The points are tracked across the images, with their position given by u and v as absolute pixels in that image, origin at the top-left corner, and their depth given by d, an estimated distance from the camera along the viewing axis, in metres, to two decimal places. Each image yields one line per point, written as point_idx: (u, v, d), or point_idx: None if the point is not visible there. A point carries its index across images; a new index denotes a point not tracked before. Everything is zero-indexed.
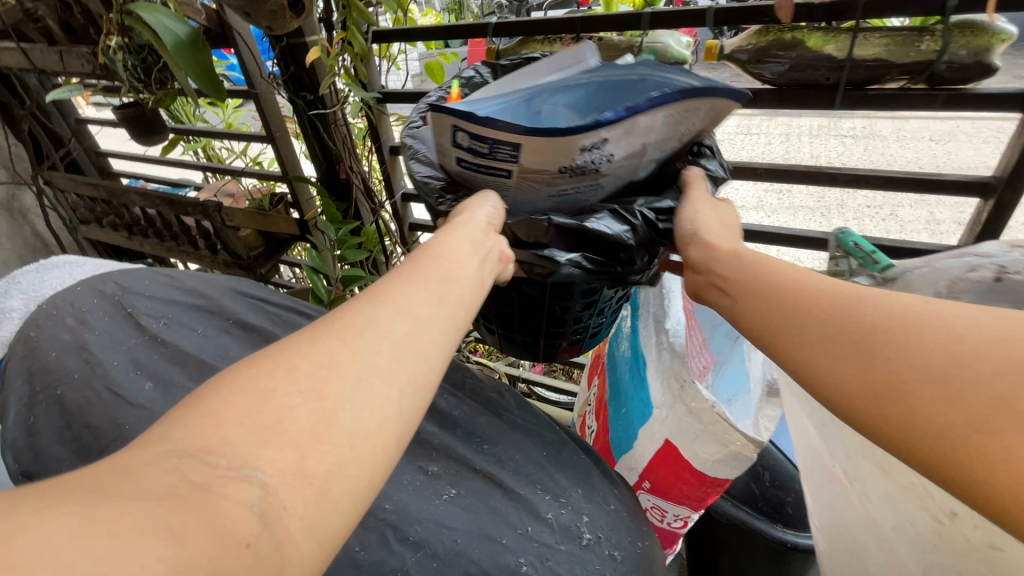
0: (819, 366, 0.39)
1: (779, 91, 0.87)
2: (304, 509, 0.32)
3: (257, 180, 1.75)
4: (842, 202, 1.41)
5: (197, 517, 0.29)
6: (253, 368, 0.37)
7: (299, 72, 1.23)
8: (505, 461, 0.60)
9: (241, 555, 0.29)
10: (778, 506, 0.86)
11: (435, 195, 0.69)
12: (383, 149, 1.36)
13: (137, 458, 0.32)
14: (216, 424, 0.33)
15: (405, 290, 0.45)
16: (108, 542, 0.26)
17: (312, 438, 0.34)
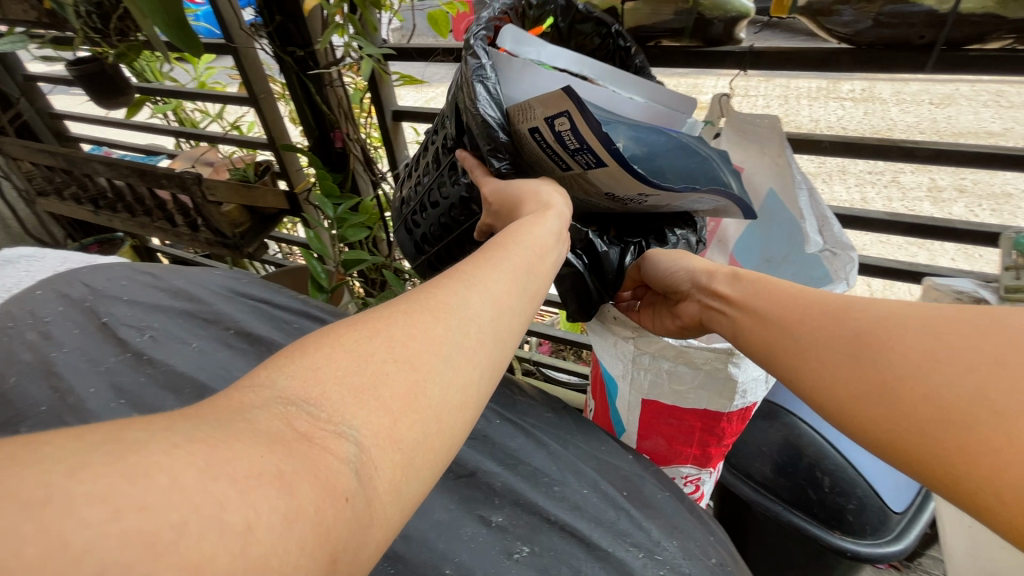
0: (837, 379, 0.47)
1: (858, 52, 0.75)
2: (391, 471, 0.30)
3: (238, 147, 1.59)
4: (843, 167, 1.26)
5: (304, 465, 0.27)
6: (356, 329, 0.34)
7: (286, 23, 1.07)
8: (585, 507, 0.46)
9: (341, 509, 0.27)
10: (837, 514, 0.79)
11: (487, 141, 0.57)
12: (386, 113, 1.23)
13: (246, 402, 0.29)
14: (318, 373, 0.31)
15: (491, 268, 0.43)
16: (229, 488, 0.24)
17: (404, 406, 0.32)
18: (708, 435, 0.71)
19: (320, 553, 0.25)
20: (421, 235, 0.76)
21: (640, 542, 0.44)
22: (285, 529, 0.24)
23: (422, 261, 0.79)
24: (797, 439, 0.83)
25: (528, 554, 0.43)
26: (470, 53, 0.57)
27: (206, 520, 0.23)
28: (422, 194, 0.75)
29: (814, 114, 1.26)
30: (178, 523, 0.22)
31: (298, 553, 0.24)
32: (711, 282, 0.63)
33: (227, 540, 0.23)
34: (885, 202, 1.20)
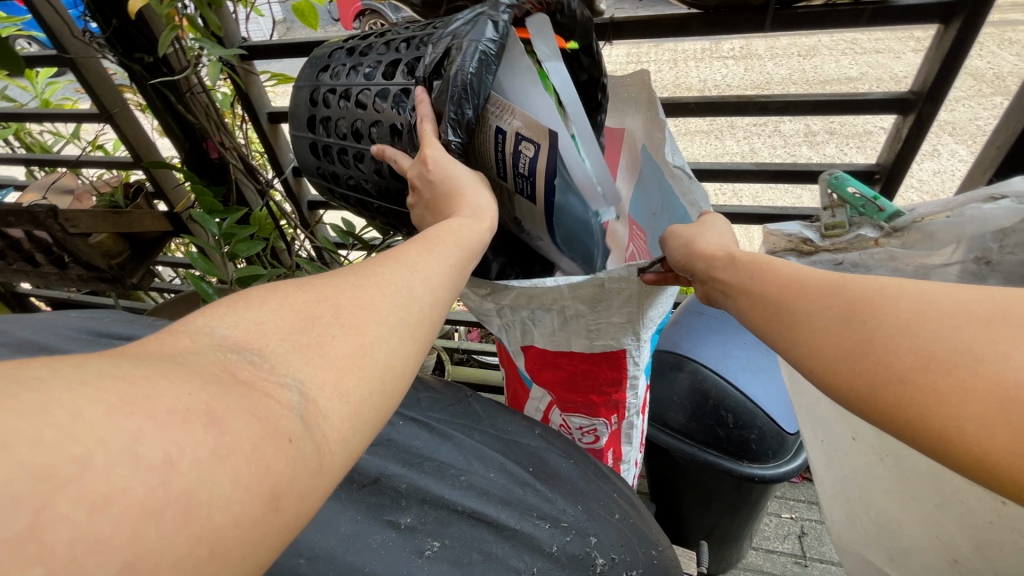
0: (829, 353, 0.36)
1: (707, 16, 0.79)
2: (338, 421, 0.29)
3: (103, 168, 1.43)
4: (733, 122, 1.38)
5: (239, 404, 0.26)
6: (305, 296, 0.33)
7: (125, 27, 0.96)
8: (490, 489, 0.47)
9: (284, 448, 0.26)
10: (742, 445, 0.86)
11: (456, 107, 0.49)
12: (259, 117, 1.14)
13: (184, 347, 0.29)
14: (263, 330, 0.31)
15: (431, 251, 0.42)
16: (148, 423, 0.22)
17: (349, 364, 0.31)
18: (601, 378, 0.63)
19: (259, 491, 0.24)
20: (325, 119, 0.65)
21: (546, 513, 0.46)
22: (214, 465, 0.23)
23: (308, 141, 0.68)
24: (702, 384, 0.89)
25: (439, 549, 0.43)
26: (485, 20, 0.49)
27: (117, 454, 0.21)
28: (338, 82, 0.63)
29: (702, 76, 1.38)
30: (83, 457, 0.20)
31: (233, 489, 0.23)
32: (710, 266, 0.48)
33: (144, 474, 0.21)
34: (770, 149, 1.32)
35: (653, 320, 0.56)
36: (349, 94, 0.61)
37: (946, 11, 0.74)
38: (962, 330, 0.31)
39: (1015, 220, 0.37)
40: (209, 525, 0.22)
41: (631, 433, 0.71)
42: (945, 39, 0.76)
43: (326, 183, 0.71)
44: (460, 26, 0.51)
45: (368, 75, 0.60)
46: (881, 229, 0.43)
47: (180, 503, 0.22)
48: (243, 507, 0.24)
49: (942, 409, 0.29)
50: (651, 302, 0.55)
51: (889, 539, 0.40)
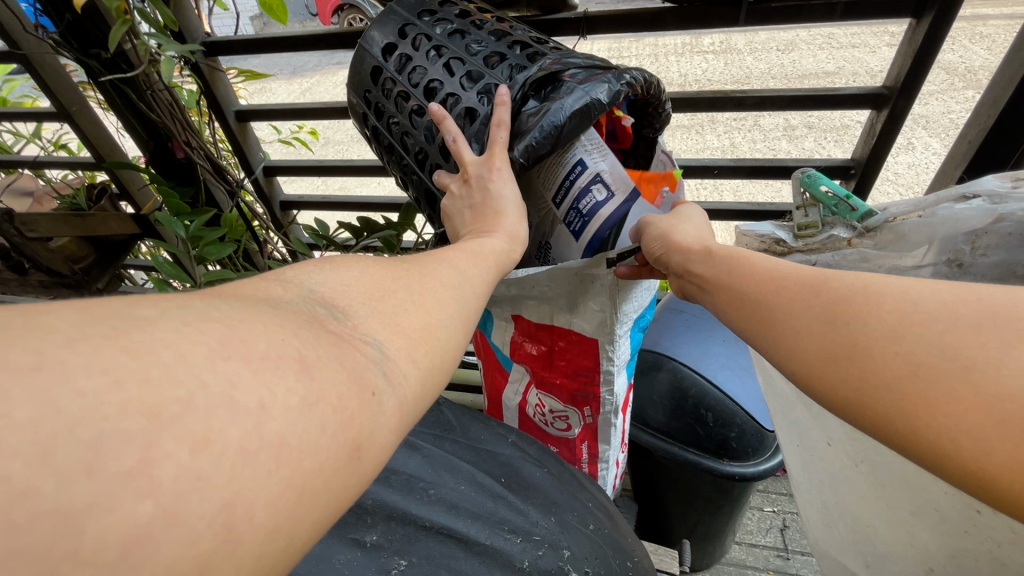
0: (812, 351, 0.34)
1: (682, 10, 0.78)
2: (419, 383, 0.29)
3: (65, 169, 1.38)
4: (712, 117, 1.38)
5: (330, 357, 0.25)
6: (376, 268, 0.33)
7: (79, 21, 0.92)
8: (462, 503, 0.46)
9: (370, 402, 0.26)
10: (723, 443, 0.86)
11: (541, 132, 0.49)
12: (227, 116, 1.10)
13: (278, 296, 0.29)
14: (347, 290, 0.31)
15: (470, 252, 0.41)
16: (242, 367, 0.22)
17: (420, 337, 0.30)
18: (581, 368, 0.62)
19: (344, 438, 0.24)
20: (406, 56, 0.59)
21: (519, 526, 0.44)
22: (304, 411, 0.23)
23: (363, 58, 0.62)
24: (681, 383, 0.88)
25: (406, 568, 0.41)
26: (606, 83, 0.50)
27: (214, 397, 0.21)
28: (427, 29, 0.59)
29: (681, 71, 1.38)
30: (183, 398, 0.20)
31: (320, 436, 0.23)
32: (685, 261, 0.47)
33: (239, 416, 0.21)
34: (749, 143, 1.32)
35: (629, 313, 0.58)
36: (430, 47, 0.58)
37: (917, 6, 0.73)
38: (953, 331, 0.29)
39: (987, 221, 0.36)
40: (301, 469, 0.22)
41: (608, 428, 0.69)
42: (916, 33, 0.75)
43: (360, 109, 0.66)
44: (578, 70, 0.52)
45: (457, 45, 0.57)
46: (853, 230, 0.42)
47: (274, 446, 0.22)
48: (330, 452, 0.23)
49: (936, 419, 0.28)
50: (626, 297, 0.57)
51: (866, 544, 0.40)
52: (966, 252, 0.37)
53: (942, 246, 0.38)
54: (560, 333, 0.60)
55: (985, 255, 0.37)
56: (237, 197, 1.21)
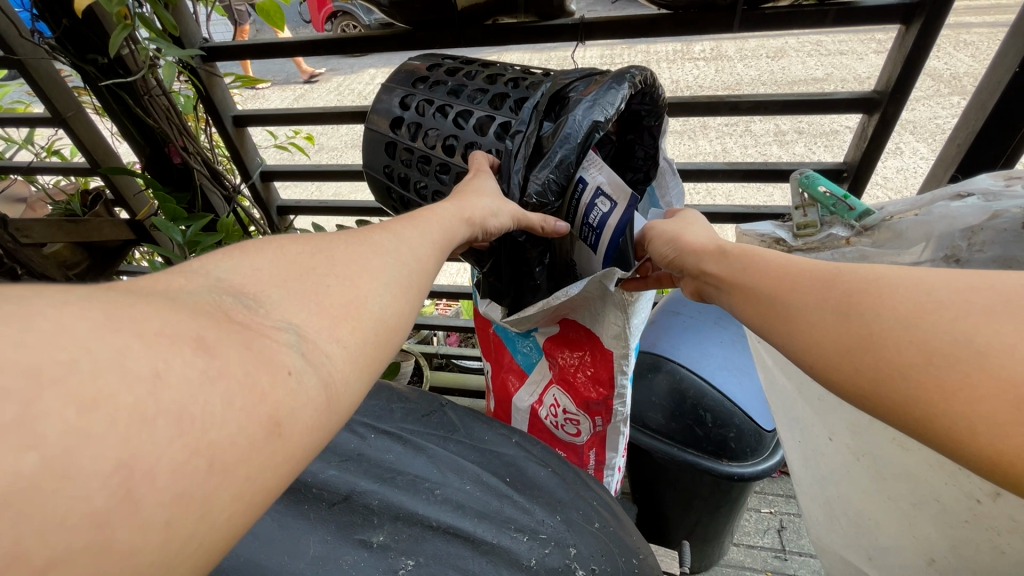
0: (831, 339, 0.34)
1: (677, 16, 0.79)
2: (343, 361, 0.29)
3: (58, 174, 1.36)
4: (706, 122, 1.40)
5: (240, 345, 0.25)
6: (298, 245, 0.33)
7: (76, 26, 0.92)
8: (468, 503, 0.46)
9: (282, 380, 0.25)
10: (721, 444, 0.86)
11: (557, 155, 0.50)
12: (224, 121, 1.10)
13: (182, 286, 0.28)
14: (259, 274, 0.31)
15: (416, 228, 0.42)
16: (134, 340, 0.22)
17: (343, 313, 0.30)
18: (605, 377, 0.62)
19: (259, 417, 0.23)
20: (410, 116, 0.60)
21: (524, 525, 0.45)
22: (205, 384, 0.22)
23: (372, 138, 0.64)
24: (680, 384, 0.89)
25: (412, 568, 0.41)
26: (609, 90, 0.50)
27: (103, 363, 0.20)
28: (426, 93, 0.61)
29: (675, 77, 1.40)
30: (69, 362, 0.20)
31: (227, 410, 0.22)
32: (699, 261, 0.49)
33: (132, 385, 0.20)
34: (742, 148, 1.34)
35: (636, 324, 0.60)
36: (433, 106, 0.59)
37: (906, 12, 0.75)
38: (965, 318, 0.29)
39: (982, 218, 0.36)
40: (205, 439, 0.21)
41: (616, 438, 0.69)
42: (906, 40, 0.77)
43: (377, 189, 0.67)
44: (579, 84, 0.53)
45: (459, 98, 0.59)
46: (852, 228, 0.44)
47: (172, 414, 0.21)
48: (246, 434, 0.23)
49: (953, 405, 0.28)
50: (636, 308, 0.57)
51: (868, 539, 0.40)
52: (961, 250, 0.38)
53: (940, 242, 0.39)
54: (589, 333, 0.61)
55: (980, 253, 0.37)
56: (234, 202, 1.21)
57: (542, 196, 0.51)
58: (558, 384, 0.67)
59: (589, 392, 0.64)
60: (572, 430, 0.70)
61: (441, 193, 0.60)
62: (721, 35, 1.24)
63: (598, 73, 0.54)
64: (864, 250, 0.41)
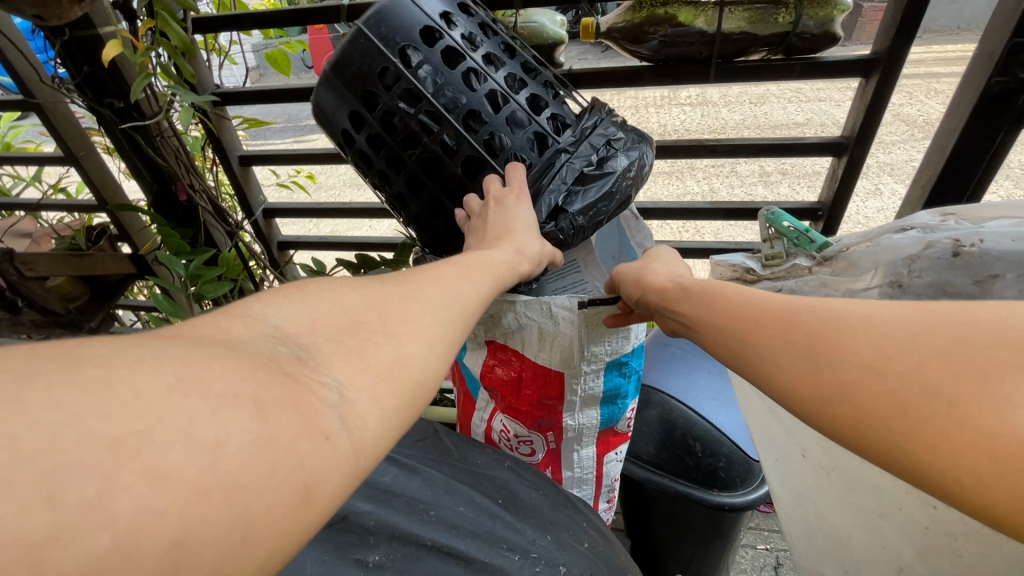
0: (794, 373, 0.37)
1: (657, 68, 0.86)
2: (380, 418, 0.30)
3: (63, 211, 1.40)
4: (692, 164, 1.47)
5: (288, 398, 0.26)
6: (354, 296, 0.35)
7: (97, 74, 0.97)
8: (461, 523, 0.47)
9: (321, 446, 0.26)
10: (712, 474, 0.87)
11: (595, 207, 0.57)
12: (232, 161, 1.15)
13: (242, 333, 0.30)
14: (313, 322, 0.32)
15: (463, 276, 0.44)
16: (202, 405, 0.23)
17: (387, 372, 0.31)
18: (546, 397, 0.65)
19: (291, 485, 0.24)
20: (436, 64, 0.54)
21: (516, 543, 0.46)
22: (256, 454, 0.23)
23: (368, 51, 0.54)
24: (670, 415, 0.91)
25: None
26: (645, 171, 0.60)
27: (174, 433, 0.22)
28: (459, 47, 0.55)
29: (661, 121, 1.48)
30: (142, 431, 0.22)
31: (269, 480, 0.24)
32: (667, 292, 0.51)
33: (194, 455, 0.22)
34: (727, 188, 1.41)
35: (600, 355, 0.62)
36: (465, 71, 0.55)
37: (865, 67, 0.82)
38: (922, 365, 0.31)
39: (919, 248, 0.41)
40: (247, 511, 0.23)
41: (570, 454, 0.72)
42: (867, 90, 0.84)
43: (345, 110, 0.58)
44: (620, 138, 0.59)
45: (496, 76, 0.56)
46: (814, 259, 0.47)
47: (225, 486, 0.22)
48: (280, 499, 0.24)
49: (939, 453, 0.29)
50: (601, 338, 0.60)
51: (841, 553, 0.43)
52: (903, 274, 0.43)
53: (887, 269, 0.43)
54: (528, 364, 0.63)
55: (918, 279, 0.42)
56: (237, 237, 1.26)
57: (564, 229, 0.58)
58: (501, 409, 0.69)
59: (532, 413, 0.67)
60: (523, 449, 0.72)
61: (441, 163, 0.57)
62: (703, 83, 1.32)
63: (636, 133, 0.61)
64: (824, 280, 0.45)
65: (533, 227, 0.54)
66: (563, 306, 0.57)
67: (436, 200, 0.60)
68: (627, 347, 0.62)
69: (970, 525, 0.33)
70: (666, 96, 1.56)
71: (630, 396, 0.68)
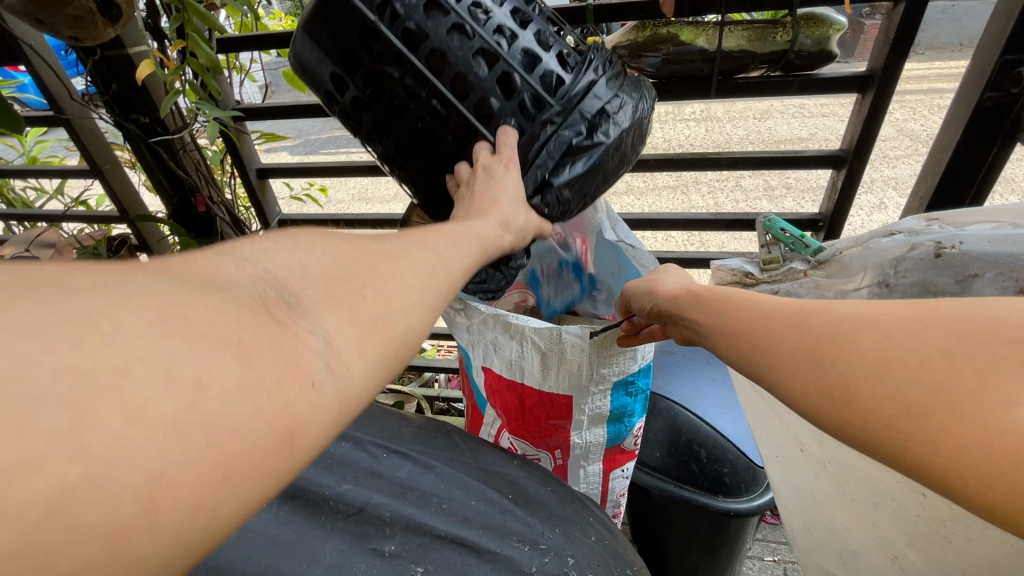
0: (803, 378, 0.38)
1: (661, 84, 0.89)
2: (362, 365, 0.29)
3: (85, 221, 1.44)
4: (696, 178, 1.50)
5: (271, 349, 0.25)
6: (349, 248, 0.34)
7: (125, 91, 1.02)
8: (473, 516, 0.50)
9: (304, 391, 0.26)
10: (716, 479, 0.88)
11: (579, 182, 0.56)
12: (249, 173, 1.19)
13: (228, 276, 0.29)
14: (305, 270, 0.31)
15: (455, 244, 0.43)
16: (183, 346, 0.23)
17: (373, 326, 0.31)
18: (552, 416, 0.66)
19: (274, 426, 0.24)
20: (414, 22, 0.51)
21: (526, 535, 0.49)
22: (238, 395, 0.23)
23: (347, 9, 0.52)
24: (675, 420, 0.92)
25: (423, 574, 0.45)
26: (639, 133, 0.58)
27: (153, 370, 0.21)
28: (443, 0, 0.51)
29: (666, 136, 1.51)
30: (123, 368, 0.21)
31: (252, 419, 0.23)
32: (674, 306, 0.52)
33: (173, 392, 0.21)
34: (730, 201, 1.43)
35: (606, 377, 0.62)
36: (450, 27, 0.51)
37: (862, 83, 0.85)
38: (929, 363, 0.32)
39: (904, 250, 0.44)
40: (225, 452, 0.22)
41: (577, 471, 0.72)
42: (863, 105, 0.87)
43: (324, 67, 0.56)
44: (609, 89, 0.55)
45: (483, 28, 0.52)
46: (808, 263, 0.50)
47: (205, 425, 0.22)
48: (258, 443, 0.23)
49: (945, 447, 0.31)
50: (610, 360, 0.61)
51: (840, 543, 0.48)
52: (890, 277, 0.45)
53: (877, 270, 0.46)
54: (530, 391, 0.64)
55: (904, 280, 0.44)
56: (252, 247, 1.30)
57: (552, 204, 0.57)
58: (509, 426, 0.70)
59: (539, 431, 0.68)
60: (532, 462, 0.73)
61: (430, 129, 0.55)
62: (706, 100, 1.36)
63: (634, 88, 0.59)
64: (818, 281, 0.48)
65: (522, 201, 0.53)
66: (572, 332, 0.58)
67: (427, 166, 0.59)
68: (632, 368, 0.62)
69: (957, 510, 0.38)
70: (670, 112, 1.60)
71: (636, 415, 0.68)
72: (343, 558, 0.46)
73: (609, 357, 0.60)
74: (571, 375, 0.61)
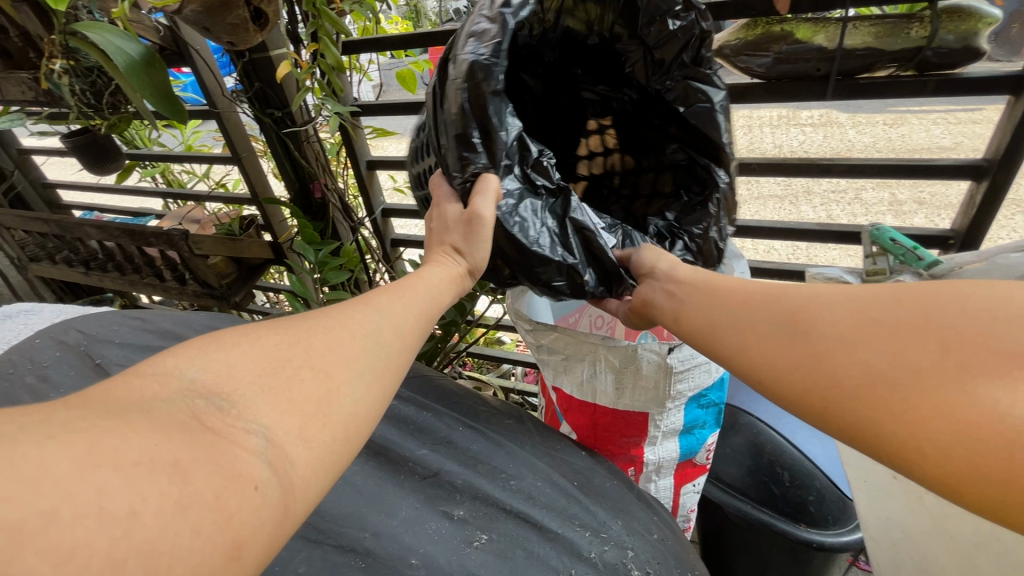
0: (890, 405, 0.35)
1: (770, 84, 0.85)
2: (309, 455, 0.32)
3: (223, 203, 1.65)
4: (810, 187, 1.39)
5: (207, 457, 0.28)
6: (275, 333, 0.37)
7: (265, 88, 1.17)
8: (538, 495, 0.52)
9: (249, 496, 0.28)
10: (799, 507, 0.82)
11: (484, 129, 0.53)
12: (360, 163, 1.31)
13: (152, 394, 0.31)
14: (233, 371, 0.34)
15: (406, 307, 0.46)
16: (112, 477, 0.25)
17: (313, 412, 0.33)
18: (627, 432, 0.66)
19: (221, 539, 0.26)
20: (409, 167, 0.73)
21: (588, 522, 0.50)
22: (176, 514, 0.25)
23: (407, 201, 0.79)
24: (758, 438, 0.88)
25: (487, 541, 0.48)
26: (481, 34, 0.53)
27: (84, 508, 0.23)
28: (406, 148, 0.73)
29: (778, 142, 1.43)
30: (47, 513, 0.23)
31: (192, 540, 0.25)
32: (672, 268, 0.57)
33: (107, 528, 0.23)
34: (851, 214, 1.32)
35: (684, 393, 0.61)
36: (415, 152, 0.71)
37: (1016, 85, 0.76)
38: None
39: None
40: (172, 568, 0.25)
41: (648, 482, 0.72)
42: (1016, 109, 0.77)
43: None
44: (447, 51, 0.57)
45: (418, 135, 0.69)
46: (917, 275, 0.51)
47: (141, 552, 0.24)
48: (204, 555, 0.26)
49: None
50: (685, 375, 0.60)
51: None
52: None
53: None
54: (604, 410, 0.64)
55: None
56: (357, 232, 1.41)
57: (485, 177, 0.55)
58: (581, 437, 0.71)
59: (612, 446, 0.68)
60: None
61: None
62: (829, 103, 1.26)
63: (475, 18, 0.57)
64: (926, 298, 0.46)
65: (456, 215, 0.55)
66: (651, 349, 0.58)
67: None
68: (708, 382, 0.62)
69: None
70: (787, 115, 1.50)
71: (710, 427, 0.68)
72: (413, 520, 0.50)
73: (682, 375, 0.60)
74: (647, 393, 0.61)
